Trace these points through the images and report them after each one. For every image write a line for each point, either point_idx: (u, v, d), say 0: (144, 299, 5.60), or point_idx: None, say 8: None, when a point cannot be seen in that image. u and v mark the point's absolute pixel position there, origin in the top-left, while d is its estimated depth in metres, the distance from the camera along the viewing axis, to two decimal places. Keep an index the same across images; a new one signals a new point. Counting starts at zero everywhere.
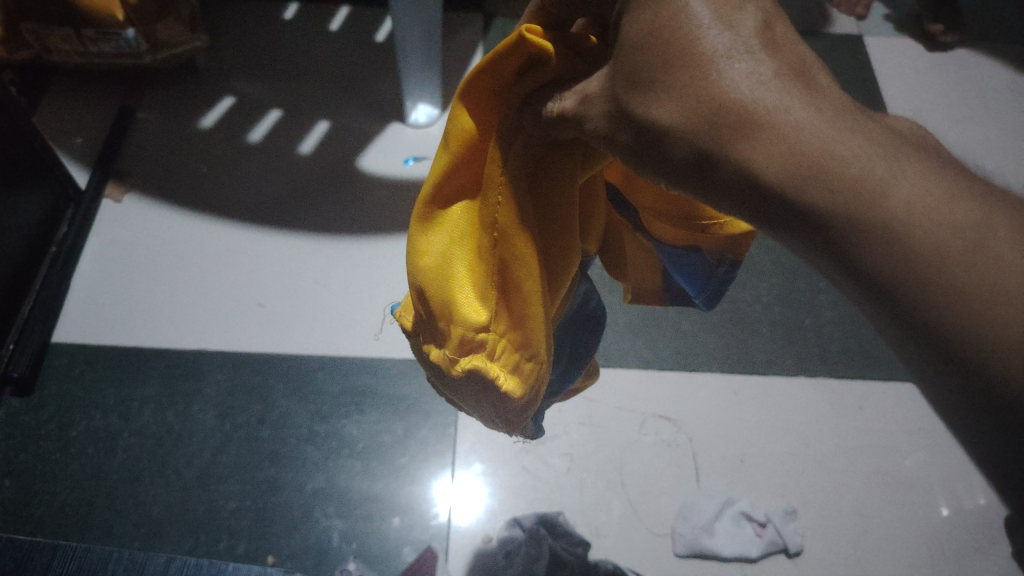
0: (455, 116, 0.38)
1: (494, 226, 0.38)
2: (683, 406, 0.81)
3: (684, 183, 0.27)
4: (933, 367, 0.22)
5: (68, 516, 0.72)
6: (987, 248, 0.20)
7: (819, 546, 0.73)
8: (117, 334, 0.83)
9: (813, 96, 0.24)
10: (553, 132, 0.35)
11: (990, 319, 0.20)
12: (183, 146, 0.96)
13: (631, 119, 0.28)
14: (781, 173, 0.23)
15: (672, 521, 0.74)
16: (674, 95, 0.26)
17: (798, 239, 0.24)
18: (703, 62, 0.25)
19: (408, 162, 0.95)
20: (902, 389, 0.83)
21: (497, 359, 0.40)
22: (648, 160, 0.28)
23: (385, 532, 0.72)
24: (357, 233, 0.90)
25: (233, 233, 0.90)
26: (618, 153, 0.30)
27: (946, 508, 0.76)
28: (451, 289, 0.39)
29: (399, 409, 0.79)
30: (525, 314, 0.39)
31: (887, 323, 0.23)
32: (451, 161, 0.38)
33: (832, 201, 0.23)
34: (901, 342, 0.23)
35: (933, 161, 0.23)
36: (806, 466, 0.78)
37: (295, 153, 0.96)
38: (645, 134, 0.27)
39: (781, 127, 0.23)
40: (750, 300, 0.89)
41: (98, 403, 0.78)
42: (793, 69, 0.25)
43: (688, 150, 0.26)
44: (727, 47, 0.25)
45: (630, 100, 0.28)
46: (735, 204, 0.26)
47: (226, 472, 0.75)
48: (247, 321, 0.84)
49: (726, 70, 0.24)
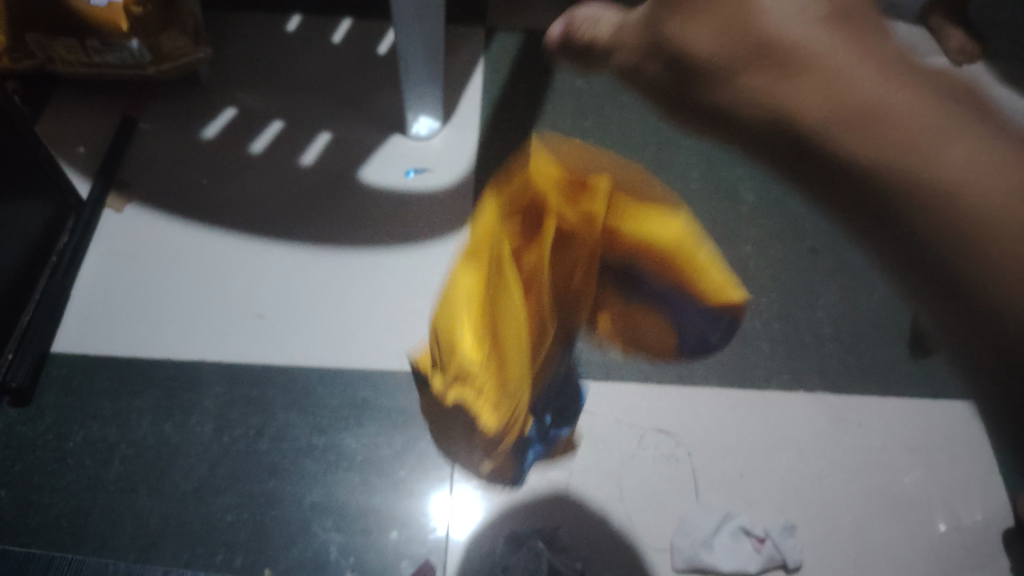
0: None
1: None
2: (683, 420, 0.80)
3: (764, 118, 0.36)
4: (921, 285, 0.31)
5: (65, 528, 0.72)
6: (983, 195, 0.28)
7: (816, 561, 0.74)
8: (118, 344, 0.83)
9: (839, 26, 0.34)
10: (663, 79, 0.43)
11: (993, 247, 0.28)
12: (185, 156, 0.95)
13: (714, 80, 0.39)
14: (834, 119, 0.32)
15: (671, 537, 0.74)
16: (750, 62, 0.36)
17: (837, 178, 0.33)
18: (777, 37, 0.35)
19: (409, 175, 0.95)
20: (905, 405, 0.82)
21: None
22: (727, 110, 0.38)
23: (382, 546, 0.72)
24: (358, 245, 0.89)
25: (233, 244, 0.89)
26: (697, 108, 0.41)
27: (943, 524, 0.76)
28: None
29: (399, 422, 0.79)
30: None
31: (898, 258, 0.31)
32: None
33: (874, 141, 0.31)
34: (900, 269, 0.31)
35: (926, 88, 0.32)
36: (804, 482, 0.78)
37: (296, 163, 0.96)
38: (709, 99, 0.40)
39: (839, 81, 0.33)
40: (751, 318, 0.87)
41: (96, 413, 0.78)
42: (836, 18, 0.35)
43: (717, 64, 0.38)
44: (798, 23, 0.35)
45: (704, 69, 0.40)
46: (796, 143, 0.34)
47: (223, 484, 0.75)
48: (246, 333, 0.84)
49: (766, 2, 0.36)
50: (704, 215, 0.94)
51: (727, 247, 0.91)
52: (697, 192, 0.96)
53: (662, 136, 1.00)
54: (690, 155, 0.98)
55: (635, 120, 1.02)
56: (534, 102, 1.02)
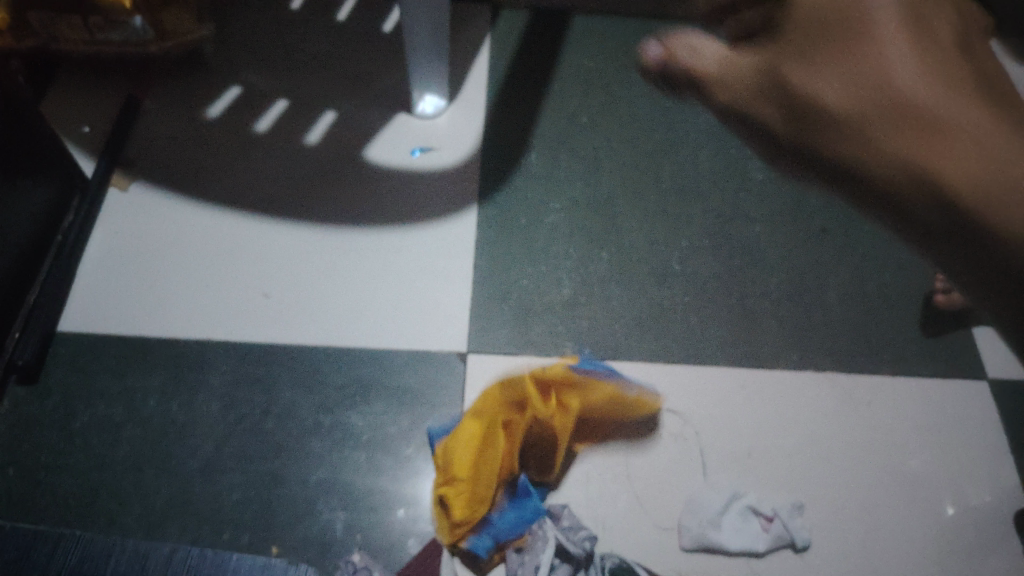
0: (500, 401, 0.74)
1: (486, 450, 0.70)
2: (690, 398, 0.80)
3: (854, 122, 0.51)
4: (960, 240, 0.44)
5: (72, 506, 0.72)
6: None
7: (825, 541, 0.73)
8: (124, 324, 0.82)
9: (944, 86, 0.48)
10: (747, 103, 0.56)
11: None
12: (190, 135, 0.95)
13: (791, 93, 0.54)
14: (932, 136, 0.46)
15: (678, 516, 0.74)
16: (845, 79, 0.51)
17: (909, 168, 0.47)
18: (882, 58, 0.50)
19: (414, 153, 0.94)
20: (913, 385, 0.82)
21: (459, 491, 0.69)
22: (820, 113, 0.53)
23: (389, 524, 0.72)
24: (364, 225, 0.89)
25: (238, 224, 0.89)
26: (769, 112, 0.55)
27: (952, 507, 0.75)
28: (451, 447, 0.71)
29: (406, 401, 0.78)
30: (477, 503, 0.69)
31: (946, 221, 0.45)
32: (483, 432, 0.71)
33: (957, 141, 0.45)
34: (945, 237, 0.45)
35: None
36: (813, 461, 0.77)
37: (302, 142, 0.95)
38: (800, 103, 0.53)
39: (935, 103, 0.47)
40: (759, 296, 0.86)
41: (102, 393, 0.78)
42: (949, 85, 0.48)
43: (842, 113, 0.51)
44: (899, 50, 0.50)
45: (790, 77, 0.53)
46: (890, 141, 0.48)
47: (230, 463, 0.75)
48: (252, 312, 0.83)
49: (891, 58, 0.50)
50: (710, 194, 0.93)
51: (735, 227, 0.91)
52: (704, 171, 0.95)
53: (670, 115, 0.99)
54: (696, 135, 0.98)
55: (641, 99, 1.01)
56: (540, 82, 1.01)
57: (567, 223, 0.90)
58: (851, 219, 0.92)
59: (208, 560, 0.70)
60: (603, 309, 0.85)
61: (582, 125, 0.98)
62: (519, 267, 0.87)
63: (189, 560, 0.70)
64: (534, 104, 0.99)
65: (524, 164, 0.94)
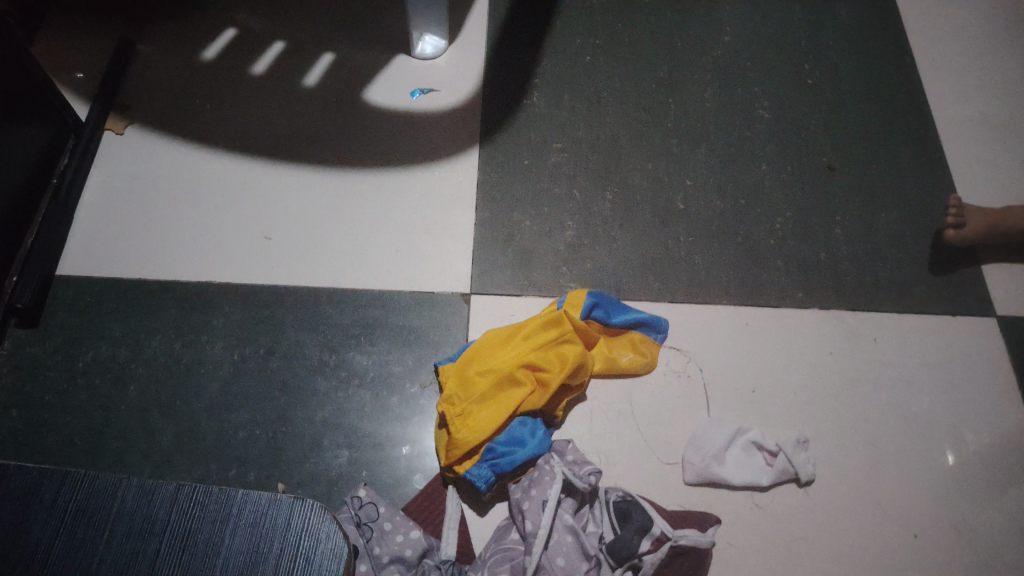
0: (514, 338, 0.73)
1: (493, 380, 0.69)
2: (695, 337, 0.80)
3: None
4: None
5: (78, 445, 0.72)
6: None
7: (831, 475, 0.74)
8: (125, 267, 0.82)
9: None
10: None
11: None
12: (185, 78, 0.93)
13: None
14: None
15: (682, 451, 0.73)
16: None
17: None
18: None
19: (414, 95, 0.92)
20: (918, 323, 0.82)
21: (460, 419, 0.67)
22: None
23: (394, 461, 0.72)
24: (365, 167, 0.88)
25: (238, 167, 0.88)
26: None
27: (952, 455, 0.75)
28: (460, 376, 0.71)
29: (409, 340, 0.78)
30: (474, 432, 0.66)
31: None
32: (493, 365, 0.70)
33: None
34: None
35: None
36: (818, 397, 0.77)
37: (299, 84, 0.93)
38: None
39: None
40: (764, 235, 0.86)
41: (105, 334, 0.78)
42: None
43: None
44: None
45: None
46: None
47: (235, 402, 0.75)
48: (253, 253, 0.83)
49: None
50: (715, 135, 0.92)
51: (740, 168, 0.90)
52: (708, 113, 0.93)
53: (673, 58, 0.98)
54: (700, 76, 0.97)
55: (643, 40, 0.99)
56: (542, 24, 0.99)
57: (570, 165, 0.89)
58: (857, 161, 0.91)
59: (215, 498, 0.53)
60: (608, 249, 0.84)
61: (585, 68, 0.96)
62: (523, 208, 0.86)
63: (197, 499, 0.52)
64: (535, 45, 0.97)
65: (527, 106, 0.92)
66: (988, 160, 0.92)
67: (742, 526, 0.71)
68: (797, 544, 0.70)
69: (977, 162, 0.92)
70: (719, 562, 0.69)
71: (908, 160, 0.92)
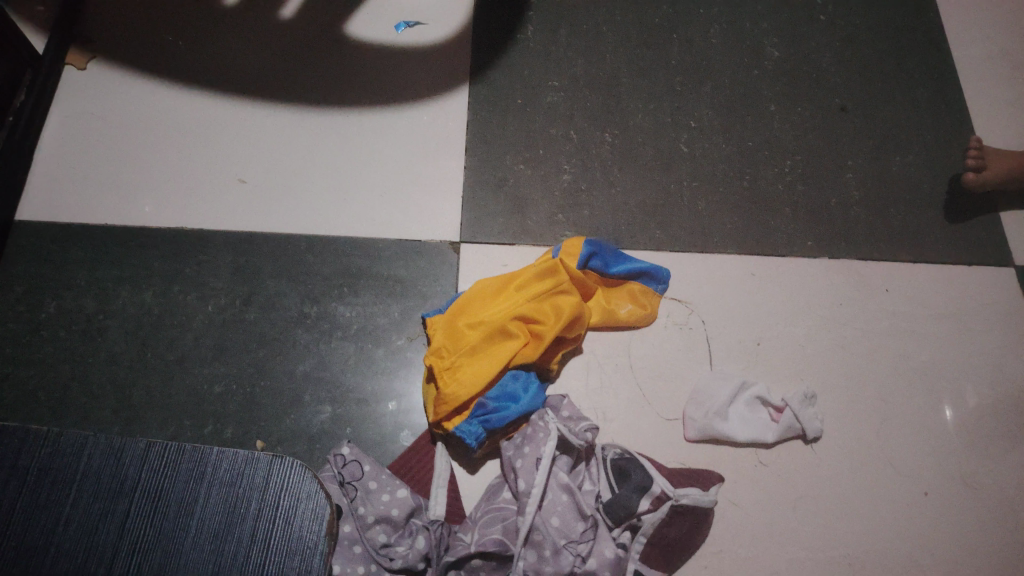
0: (508, 288, 0.68)
1: (485, 333, 0.64)
2: (698, 287, 0.75)
3: None
4: None
5: (42, 400, 0.68)
6: None
7: (838, 431, 0.70)
8: (90, 213, 0.76)
9: None
10: None
11: None
12: (152, 9, 0.86)
13: None
14: None
15: (684, 406, 0.70)
16: None
17: None
18: None
19: (399, 29, 0.86)
20: (932, 274, 0.77)
21: (449, 374, 0.63)
22: None
23: (379, 417, 0.68)
24: (348, 107, 0.82)
25: (211, 106, 0.82)
26: None
27: (960, 413, 0.72)
28: (449, 327, 0.66)
29: (396, 291, 0.73)
30: (465, 387, 0.62)
31: None
32: (485, 316, 0.65)
33: None
34: None
35: None
36: (828, 351, 0.73)
37: (276, 16, 0.86)
38: None
39: None
40: (772, 180, 0.81)
41: (69, 283, 0.73)
42: None
43: None
44: None
45: None
46: None
47: (210, 355, 0.70)
48: (226, 198, 0.77)
49: None
50: (721, 73, 0.86)
51: (747, 109, 0.84)
52: (713, 50, 0.88)
53: None
54: (706, 11, 0.90)
55: None
56: None
57: (567, 105, 0.83)
58: (871, 101, 0.86)
59: (189, 457, 0.48)
60: (606, 194, 0.79)
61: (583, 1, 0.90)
62: (516, 150, 0.80)
63: (170, 458, 0.48)
64: None
65: (520, 41, 0.86)
66: (1008, 101, 0.87)
67: (745, 484, 0.67)
68: (802, 501, 0.67)
69: (996, 104, 0.87)
70: (721, 520, 0.66)
71: (924, 101, 0.87)
